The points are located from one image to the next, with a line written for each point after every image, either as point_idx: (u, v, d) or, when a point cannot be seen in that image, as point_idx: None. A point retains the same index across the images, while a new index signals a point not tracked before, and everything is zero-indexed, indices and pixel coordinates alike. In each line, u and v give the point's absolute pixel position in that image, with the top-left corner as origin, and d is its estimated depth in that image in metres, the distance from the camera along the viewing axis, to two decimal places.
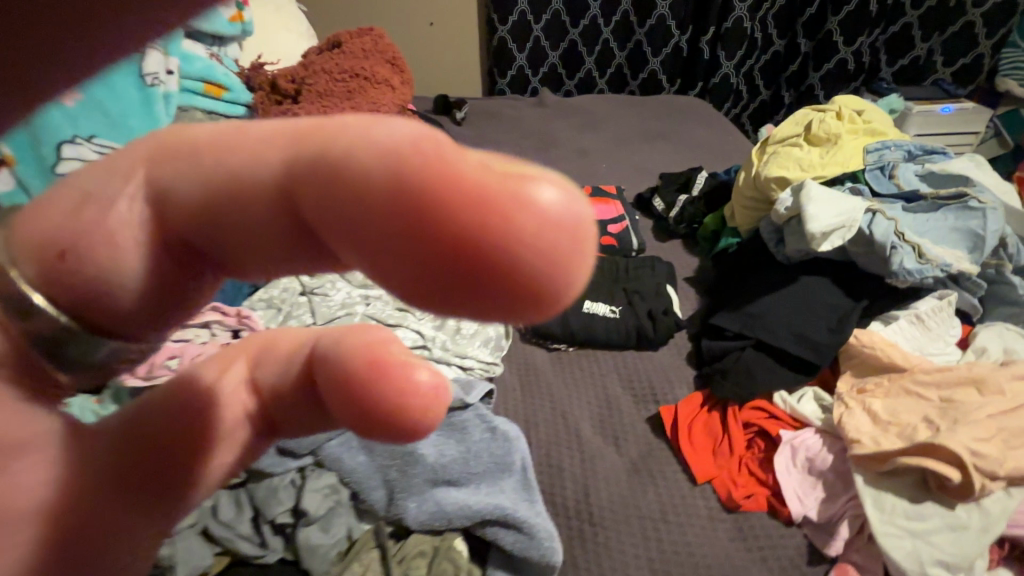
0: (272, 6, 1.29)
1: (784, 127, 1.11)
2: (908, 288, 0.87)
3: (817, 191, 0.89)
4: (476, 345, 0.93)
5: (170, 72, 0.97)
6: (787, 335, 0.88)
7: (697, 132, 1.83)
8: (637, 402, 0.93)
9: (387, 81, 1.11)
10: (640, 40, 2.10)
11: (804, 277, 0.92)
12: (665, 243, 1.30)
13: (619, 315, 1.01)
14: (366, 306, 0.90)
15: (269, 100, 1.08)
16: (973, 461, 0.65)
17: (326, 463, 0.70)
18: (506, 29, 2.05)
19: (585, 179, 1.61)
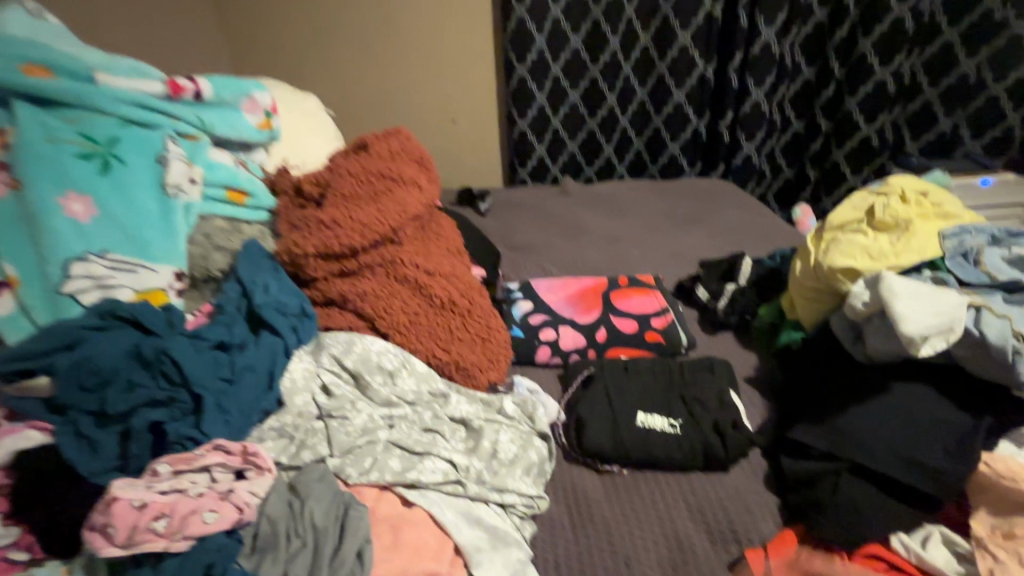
0: (300, 111, 1.30)
1: (841, 212, 1.01)
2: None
3: (899, 285, 0.77)
4: (517, 475, 0.78)
5: (193, 181, 0.94)
6: (892, 459, 0.73)
7: (729, 214, 1.77)
8: (713, 541, 0.76)
9: (413, 181, 1.07)
10: (659, 126, 2.11)
11: (898, 384, 0.78)
12: (716, 336, 1.18)
13: (679, 429, 0.87)
14: (389, 430, 0.79)
15: (294, 206, 1.04)
16: None
17: None
18: (526, 124, 2.09)
19: (617, 267, 1.54)
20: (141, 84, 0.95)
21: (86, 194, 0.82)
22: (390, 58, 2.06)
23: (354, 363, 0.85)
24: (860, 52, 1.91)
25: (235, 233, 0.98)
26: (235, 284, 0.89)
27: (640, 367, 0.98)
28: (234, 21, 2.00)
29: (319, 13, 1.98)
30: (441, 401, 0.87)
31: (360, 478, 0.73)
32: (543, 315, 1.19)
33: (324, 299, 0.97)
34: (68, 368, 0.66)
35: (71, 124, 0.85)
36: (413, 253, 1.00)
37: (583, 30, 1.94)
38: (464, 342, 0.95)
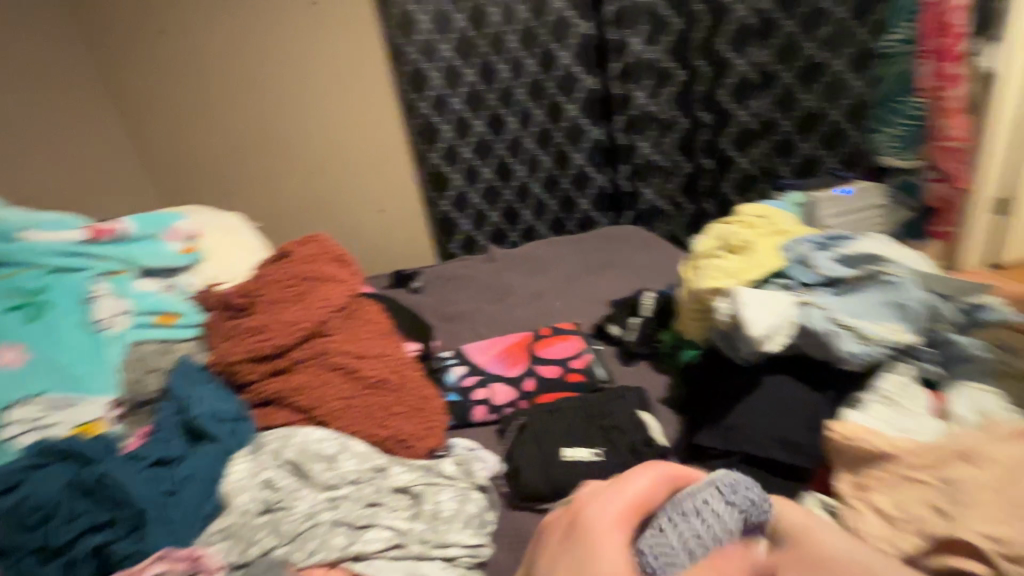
0: (227, 227, 1.36)
1: (702, 243, 1.20)
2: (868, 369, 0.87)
3: (750, 295, 0.93)
4: (458, 529, 0.86)
5: (120, 315, 1.01)
6: (769, 443, 0.87)
7: (639, 255, 1.98)
8: None
9: (334, 277, 1.17)
10: (568, 187, 2.35)
11: (766, 378, 0.93)
12: (632, 365, 1.32)
13: (601, 457, 0.99)
14: (333, 511, 0.85)
15: (223, 317, 1.11)
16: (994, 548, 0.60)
17: None
18: (447, 203, 2.29)
19: (545, 319, 1.68)
20: (64, 234, 1.04)
21: (18, 346, 0.89)
22: (312, 163, 2.19)
23: (293, 456, 0.91)
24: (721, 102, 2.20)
25: (167, 353, 1.04)
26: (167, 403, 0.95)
27: (562, 408, 1.10)
28: (157, 154, 2.12)
29: (239, 133, 2.11)
30: (381, 475, 0.93)
31: (308, 560, 0.78)
32: (476, 376, 1.30)
33: (262, 398, 1.04)
34: (8, 512, 0.73)
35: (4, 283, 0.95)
36: (343, 341, 1.09)
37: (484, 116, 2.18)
38: (400, 416, 1.04)
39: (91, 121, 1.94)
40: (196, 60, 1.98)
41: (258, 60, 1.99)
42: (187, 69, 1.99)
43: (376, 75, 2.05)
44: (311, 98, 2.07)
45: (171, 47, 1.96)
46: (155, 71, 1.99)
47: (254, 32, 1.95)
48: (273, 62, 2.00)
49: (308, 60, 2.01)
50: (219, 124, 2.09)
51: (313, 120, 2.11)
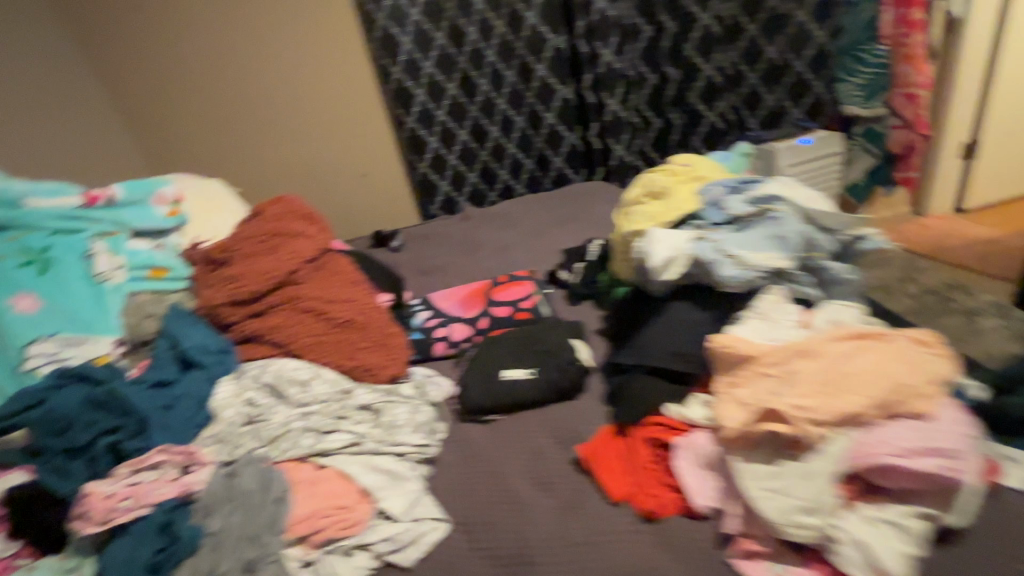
0: (207, 193, 1.51)
1: (632, 190, 1.34)
2: (748, 288, 1.03)
3: (655, 234, 1.10)
4: (407, 432, 1.04)
5: (118, 268, 1.17)
6: (664, 355, 1.04)
7: (602, 208, 2.12)
8: (561, 446, 1.03)
9: (303, 233, 1.32)
10: (541, 146, 2.57)
11: (671, 304, 1.10)
12: (576, 306, 1.47)
13: (535, 375, 1.14)
14: (303, 421, 1.02)
15: (207, 271, 1.26)
16: (798, 413, 0.76)
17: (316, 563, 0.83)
18: (425, 163, 2.50)
19: (510, 268, 1.83)
20: (65, 201, 1.19)
21: (31, 292, 1.04)
22: (291, 129, 2.36)
23: (270, 379, 1.08)
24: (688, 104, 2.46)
25: (160, 301, 1.20)
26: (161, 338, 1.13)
27: (507, 338, 1.27)
28: (147, 127, 2.27)
29: (221, 106, 2.27)
30: (346, 395, 1.12)
31: (282, 455, 0.95)
32: (438, 319, 1.46)
33: (241, 337, 1.18)
34: (37, 420, 0.87)
35: (12, 242, 1.09)
36: (312, 289, 1.26)
37: (455, 79, 2.36)
38: (362, 350, 1.24)
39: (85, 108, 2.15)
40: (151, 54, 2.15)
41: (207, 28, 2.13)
42: (167, 46, 2.14)
43: (344, 50, 2.24)
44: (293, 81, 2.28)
45: (166, 39, 2.14)
46: (145, 63, 2.17)
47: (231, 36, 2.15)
48: (254, 42, 2.18)
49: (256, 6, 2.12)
50: (203, 94, 2.24)
51: (288, 94, 2.28)
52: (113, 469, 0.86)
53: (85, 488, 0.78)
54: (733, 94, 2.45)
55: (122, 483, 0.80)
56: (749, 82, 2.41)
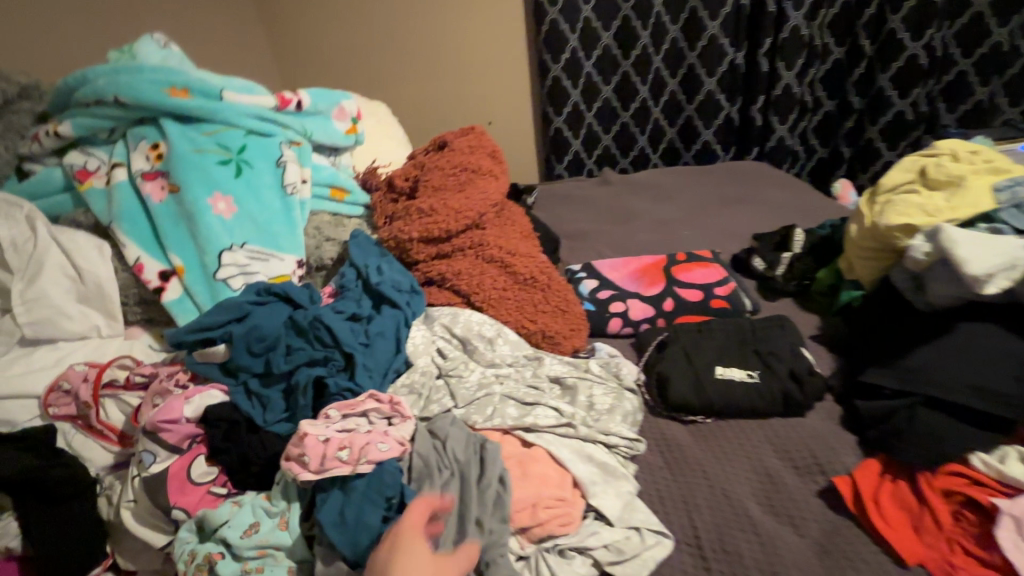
0: (376, 117, 1.40)
1: (893, 175, 1.10)
2: None
3: (962, 235, 0.86)
4: (617, 420, 0.88)
5: (304, 181, 1.06)
6: (961, 388, 0.82)
7: (772, 193, 1.88)
8: (801, 475, 0.85)
9: (491, 171, 1.18)
10: (691, 114, 2.31)
11: (963, 325, 0.87)
12: (777, 302, 1.26)
13: (758, 380, 0.96)
14: (500, 385, 0.89)
15: (388, 200, 1.15)
16: None
17: (539, 557, 0.72)
18: (561, 120, 2.29)
19: (672, 246, 1.64)
20: (258, 99, 1.07)
21: (226, 194, 0.95)
22: (428, 66, 2.29)
23: (461, 331, 0.96)
24: (878, 86, 2.13)
25: (340, 225, 1.10)
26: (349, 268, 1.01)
27: (713, 328, 1.07)
28: (291, 47, 2.27)
29: (371, 35, 2.23)
30: (536, 362, 0.99)
31: (486, 423, 0.82)
32: (610, 291, 1.29)
33: (424, 280, 1.07)
34: (240, 335, 0.79)
35: (209, 136, 0.99)
36: (498, 237, 1.12)
37: (613, 27, 2.14)
38: (547, 314, 1.08)
39: (238, 20, 2.14)
40: None
41: None
42: None
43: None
44: (440, 13, 2.18)
45: None
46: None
47: None
48: None
49: None
50: (350, 20, 2.20)
51: (432, 29, 2.21)
52: (316, 410, 0.77)
53: (302, 425, 0.69)
54: (937, 81, 2.08)
55: (335, 431, 0.70)
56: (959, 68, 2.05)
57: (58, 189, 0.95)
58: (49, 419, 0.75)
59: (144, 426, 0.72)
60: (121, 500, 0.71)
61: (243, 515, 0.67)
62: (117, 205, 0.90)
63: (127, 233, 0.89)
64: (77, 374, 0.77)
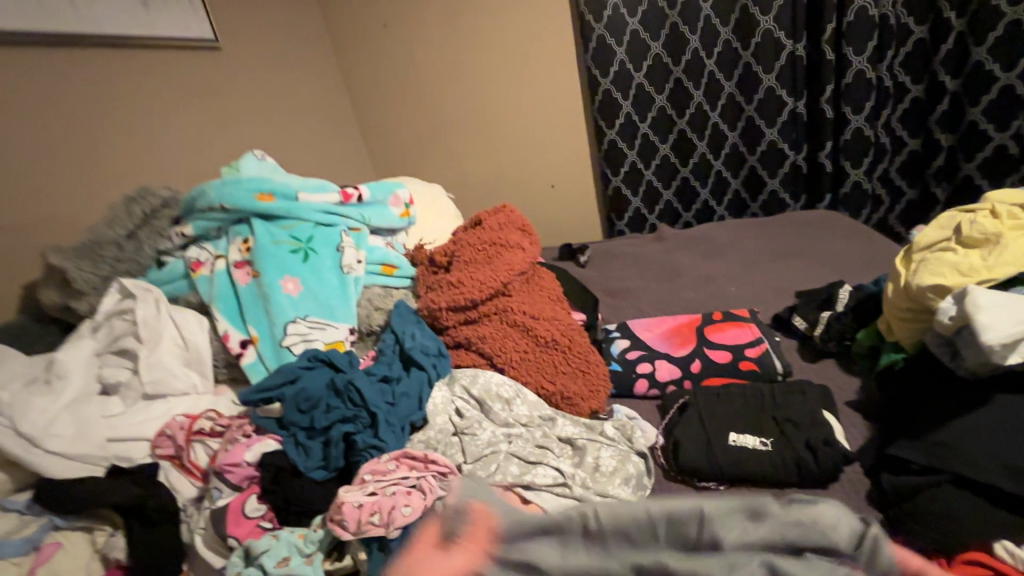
0: (431, 198, 1.62)
1: (929, 232, 1.05)
2: None
3: (987, 298, 0.82)
4: (616, 483, 0.92)
5: (359, 261, 1.27)
6: (994, 467, 0.75)
7: (836, 244, 1.80)
8: None
9: (519, 245, 1.31)
10: (753, 165, 2.28)
11: (999, 397, 0.81)
12: (816, 364, 1.21)
13: (771, 447, 0.94)
14: (509, 444, 0.98)
15: (429, 273, 1.32)
16: None
17: None
18: (620, 178, 2.39)
19: (718, 303, 1.63)
20: (326, 197, 1.32)
21: (295, 276, 1.18)
22: (496, 140, 2.52)
23: (479, 392, 1.06)
24: (970, 119, 1.97)
25: (388, 296, 1.28)
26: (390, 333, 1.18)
27: (732, 392, 1.08)
28: (377, 131, 2.61)
29: (443, 118, 2.52)
30: (550, 423, 1.06)
31: (488, 478, 0.90)
32: (639, 351, 1.32)
33: (453, 343, 1.20)
34: (291, 395, 0.97)
35: (286, 230, 1.24)
36: (522, 303, 1.23)
37: (666, 89, 2.23)
38: (567, 375, 1.16)
39: None
40: (385, 74, 2.47)
41: (433, 45, 2.37)
42: (405, 64, 2.43)
43: (556, 67, 2.32)
44: (504, 94, 2.42)
45: (405, 60, 2.43)
46: (384, 75, 2.48)
47: (453, 54, 2.37)
48: (473, 60, 2.37)
49: (478, 23, 2.30)
50: (427, 107, 2.51)
51: (496, 109, 2.45)
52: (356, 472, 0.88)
53: (341, 495, 0.81)
54: None
55: (367, 497, 0.81)
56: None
57: (178, 277, 1.24)
58: (155, 457, 0.97)
59: (215, 467, 0.91)
60: (195, 526, 0.89)
61: (280, 547, 0.80)
62: (215, 289, 1.16)
63: (220, 312, 1.15)
64: (176, 423, 0.99)
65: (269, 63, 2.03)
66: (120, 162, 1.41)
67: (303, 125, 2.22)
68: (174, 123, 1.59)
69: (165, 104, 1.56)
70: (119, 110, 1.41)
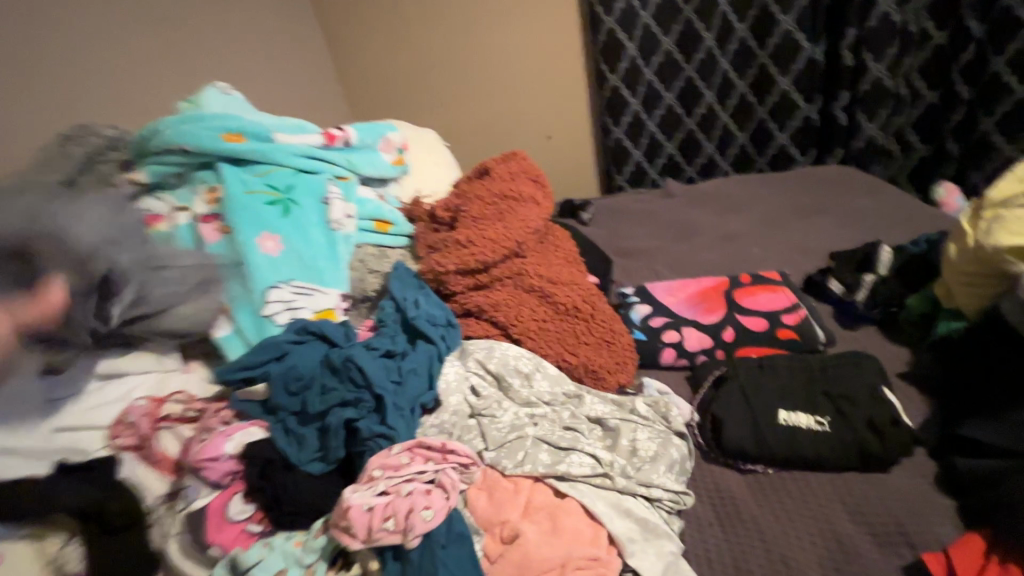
0: (425, 144, 1.42)
1: (1004, 186, 0.93)
2: None
3: None
4: (660, 471, 0.81)
5: (348, 216, 1.09)
6: None
7: (856, 202, 1.69)
8: (880, 543, 0.74)
9: (532, 198, 1.15)
10: (763, 118, 2.13)
11: None
12: (858, 332, 1.11)
13: (829, 427, 0.84)
14: (534, 427, 0.85)
15: (429, 229, 1.15)
16: None
17: None
18: (621, 130, 2.21)
19: (737, 265, 1.52)
20: (307, 139, 1.12)
21: (274, 233, 1.00)
22: (487, 86, 2.29)
23: (496, 367, 0.93)
24: (991, 71, 1.84)
25: (384, 257, 1.11)
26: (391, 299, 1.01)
27: (777, 364, 0.96)
28: (354, 72, 2.32)
29: (426, 59, 2.26)
30: (576, 401, 0.94)
31: (516, 469, 0.78)
32: (664, 318, 1.20)
33: (464, 311, 1.05)
34: (279, 375, 0.82)
35: (261, 177, 1.05)
36: (539, 265, 1.08)
37: (674, 32, 2.02)
38: (590, 346, 1.03)
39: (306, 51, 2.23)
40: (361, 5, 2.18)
41: None
42: None
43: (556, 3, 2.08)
44: (493, 32, 2.17)
45: None
46: (358, 7, 2.18)
47: None
48: None
49: None
50: (409, 46, 2.23)
51: (486, 50, 2.21)
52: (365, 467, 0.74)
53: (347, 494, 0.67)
54: None
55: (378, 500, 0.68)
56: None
57: None
58: (112, 450, 0.81)
59: (189, 463, 0.76)
60: (168, 532, 0.74)
61: (274, 558, 0.69)
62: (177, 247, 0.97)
63: None
64: (138, 409, 0.82)
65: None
66: (51, 95, 1.16)
67: (269, 63, 1.94)
68: (113, 51, 1.33)
69: (97, 27, 1.28)
70: (45, 29, 1.15)
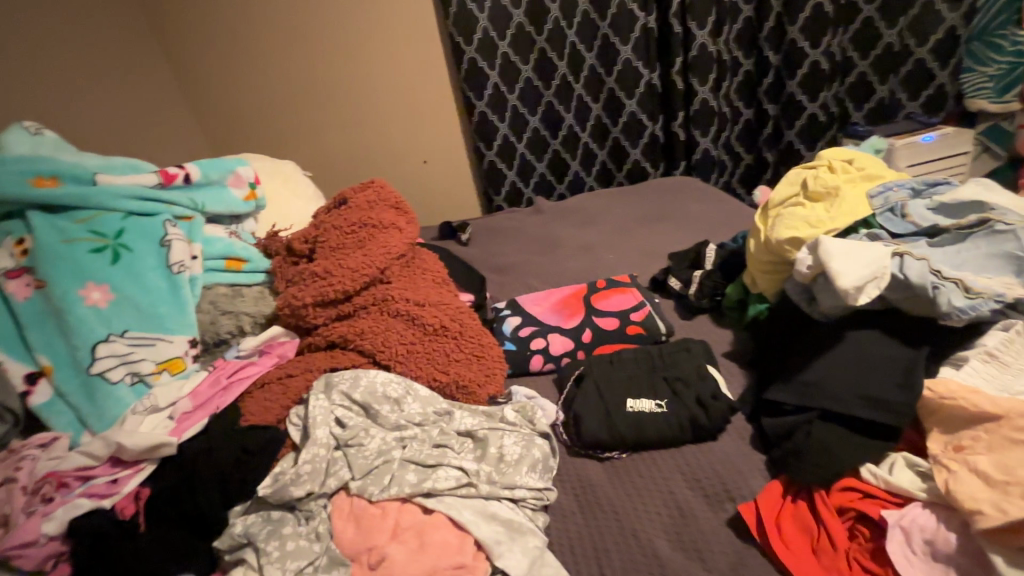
0: (282, 176, 1.38)
1: (780, 189, 1.13)
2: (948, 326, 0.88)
3: (834, 246, 0.89)
4: (524, 471, 0.87)
5: (193, 257, 1.03)
6: (852, 399, 0.83)
7: (695, 207, 1.93)
8: (709, 501, 0.86)
9: (393, 224, 1.16)
10: (617, 136, 2.32)
11: (850, 332, 0.90)
12: (694, 321, 1.27)
13: (667, 408, 0.96)
14: (403, 449, 0.86)
15: (288, 264, 1.13)
16: None
17: None
18: (493, 153, 2.27)
19: (599, 272, 1.65)
20: (138, 178, 1.05)
21: (102, 282, 0.92)
22: (354, 114, 2.25)
23: (363, 396, 0.92)
24: (788, 92, 2.16)
25: (238, 297, 1.06)
26: (260, 355, 1.02)
27: (624, 359, 1.08)
28: (207, 102, 2.17)
29: (283, 88, 2.17)
30: (446, 418, 0.95)
31: (383, 494, 0.80)
32: (532, 327, 1.27)
33: (327, 342, 1.04)
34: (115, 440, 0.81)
35: (80, 223, 0.96)
36: (401, 289, 1.10)
37: (531, 60, 2.15)
38: (461, 362, 1.05)
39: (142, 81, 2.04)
40: (205, 33, 2.05)
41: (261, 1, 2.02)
42: (229, 22, 2.04)
43: (417, 31, 2.12)
44: (354, 63, 2.15)
45: (229, 17, 2.04)
46: (201, 35, 2.05)
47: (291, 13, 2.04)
48: (314, 21, 2.06)
49: None
50: (264, 75, 2.14)
51: (347, 78, 2.17)
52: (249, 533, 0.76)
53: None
54: (841, 83, 2.16)
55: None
56: (857, 70, 2.12)
57: None
58: None
59: None
60: None
61: None
62: None
63: None
64: None
65: (34, 13, 1.55)
66: None
67: (98, 94, 1.76)
68: None
69: None
70: None
